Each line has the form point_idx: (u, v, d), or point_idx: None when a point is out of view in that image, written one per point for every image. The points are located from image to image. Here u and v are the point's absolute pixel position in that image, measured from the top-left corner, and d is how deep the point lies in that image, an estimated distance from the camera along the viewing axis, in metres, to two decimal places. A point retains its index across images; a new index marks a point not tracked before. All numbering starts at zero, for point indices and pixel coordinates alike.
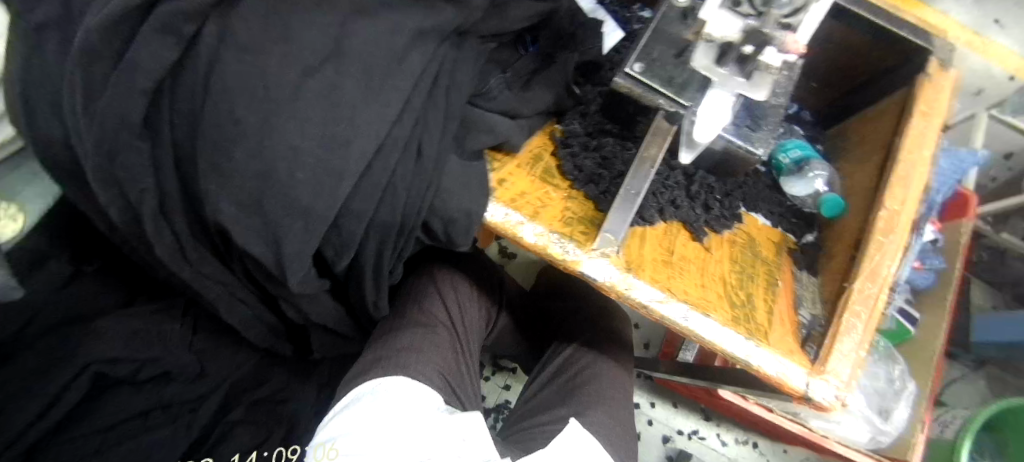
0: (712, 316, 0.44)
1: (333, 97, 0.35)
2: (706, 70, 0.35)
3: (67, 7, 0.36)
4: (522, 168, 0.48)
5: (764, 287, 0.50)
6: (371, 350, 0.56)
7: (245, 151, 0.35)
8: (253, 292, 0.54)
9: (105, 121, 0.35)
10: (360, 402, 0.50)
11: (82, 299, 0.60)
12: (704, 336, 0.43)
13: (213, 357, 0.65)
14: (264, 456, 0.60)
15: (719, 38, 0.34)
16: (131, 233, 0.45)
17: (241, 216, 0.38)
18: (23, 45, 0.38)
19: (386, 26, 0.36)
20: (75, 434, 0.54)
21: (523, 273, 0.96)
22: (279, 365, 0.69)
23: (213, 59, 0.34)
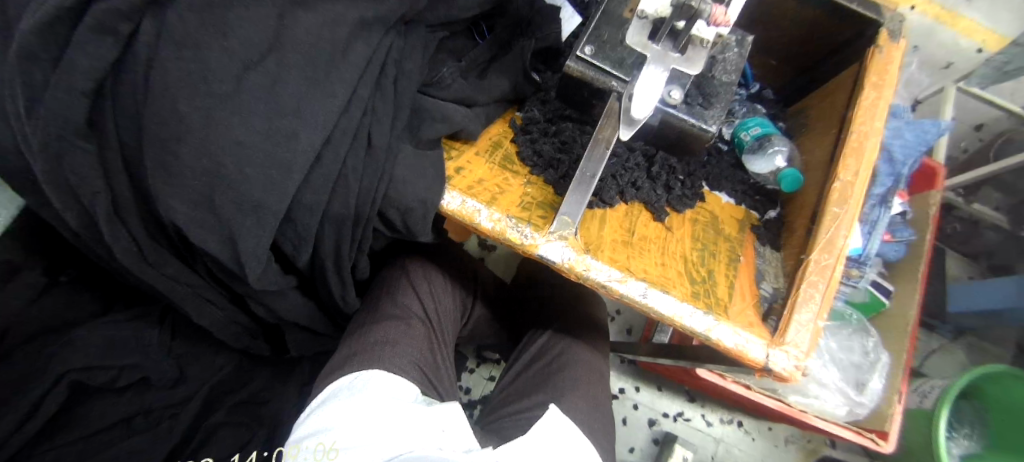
0: (671, 292, 0.44)
1: (276, 91, 0.35)
2: (640, 47, 0.36)
3: None
4: (481, 155, 0.48)
5: (725, 264, 0.51)
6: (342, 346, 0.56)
7: (191, 147, 0.35)
8: (221, 293, 0.54)
9: (48, 125, 0.35)
10: (341, 396, 0.50)
11: (58, 309, 0.59)
12: (663, 312, 0.43)
13: (193, 363, 0.65)
14: (264, 456, 0.61)
15: (653, 14, 0.35)
16: (89, 238, 0.45)
17: (192, 214, 0.37)
18: None
19: (326, 18, 0.36)
20: (55, 444, 0.54)
21: (502, 265, 0.96)
22: (261, 365, 0.70)
23: (151, 57, 0.34)
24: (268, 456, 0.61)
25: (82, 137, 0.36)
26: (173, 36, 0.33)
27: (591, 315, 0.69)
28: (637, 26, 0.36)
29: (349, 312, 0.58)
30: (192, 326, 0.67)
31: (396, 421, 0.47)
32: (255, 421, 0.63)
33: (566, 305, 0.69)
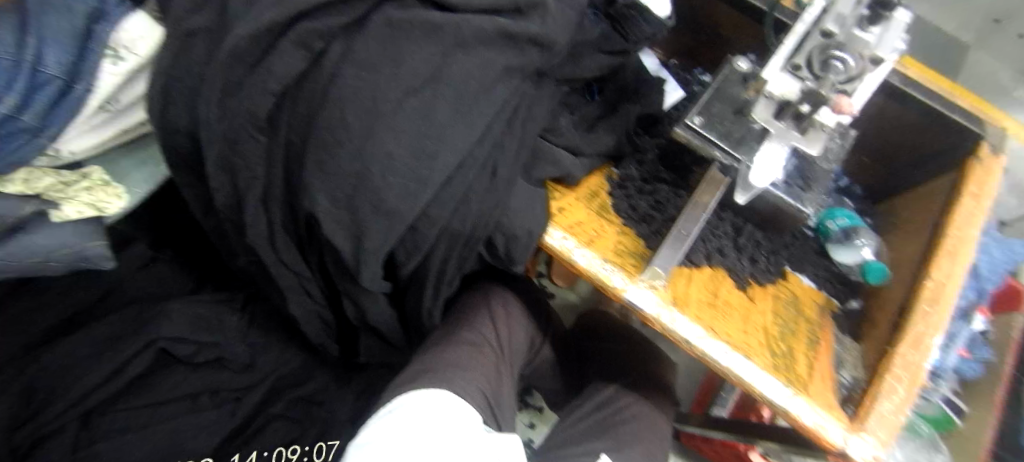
0: (752, 359, 0.45)
1: (428, 115, 0.40)
2: (765, 123, 0.40)
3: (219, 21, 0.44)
4: (580, 200, 0.51)
5: (803, 342, 0.51)
6: (418, 359, 0.59)
7: (347, 151, 0.40)
8: (321, 288, 0.59)
9: (237, 116, 0.42)
10: (388, 416, 0.51)
11: (155, 281, 0.70)
12: (742, 375, 0.45)
13: (265, 353, 0.71)
14: (263, 456, 0.63)
15: (778, 96, 0.39)
16: (229, 218, 0.51)
17: (333, 209, 0.43)
18: (174, 47, 0.45)
19: (479, 60, 0.41)
20: (131, 404, 0.61)
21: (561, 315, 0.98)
22: (324, 366, 0.73)
23: (334, 72, 0.40)
24: (266, 456, 0.63)
25: (258, 130, 0.43)
26: (356, 58, 0.39)
27: (656, 374, 0.70)
28: (765, 106, 0.40)
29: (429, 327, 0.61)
30: (271, 317, 0.73)
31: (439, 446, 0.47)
32: (306, 421, 0.67)
33: (633, 363, 0.71)
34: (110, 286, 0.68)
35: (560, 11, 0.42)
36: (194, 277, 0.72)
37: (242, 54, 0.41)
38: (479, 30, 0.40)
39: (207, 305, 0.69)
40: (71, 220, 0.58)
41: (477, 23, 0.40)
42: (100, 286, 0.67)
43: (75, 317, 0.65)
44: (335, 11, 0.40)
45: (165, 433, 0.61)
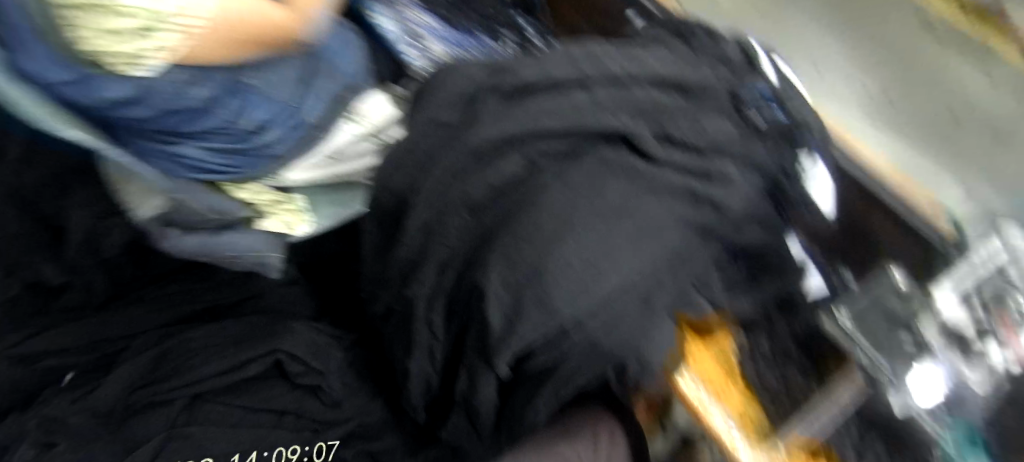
0: None
1: (608, 237, 0.46)
2: (933, 340, 0.44)
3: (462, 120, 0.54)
4: (714, 354, 0.55)
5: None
6: None
7: (533, 247, 0.47)
8: (445, 354, 0.64)
9: (455, 194, 0.52)
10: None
11: (288, 301, 0.96)
12: None
13: (352, 397, 0.88)
14: (263, 456, 0.81)
15: (948, 317, 0.45)
16: (403, 270, 0.60)
17: (500, 290, 0.49)
18: (418, 130, 0.56)
19: (664, 206, 0.47)
20: (233, 400, 0.83)
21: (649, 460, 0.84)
22: (395, 428, 0.88)
23: (543, 184, 0.49)
24: (265, 456, 0.81)
25: (465, 209, 0.52)
26: (566, 178, 0.48)
27: None
28: (933, 326, 0.44)
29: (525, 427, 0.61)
30: (364, 364, 0.92)
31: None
32: None
33: None
34: (255, 292, 0.94)
35: (743, 188, 0.49)
36: (310, 305, 0.98)
37: (479, 152, 0.51)
38: (671, 185, 0.47)
39: (324, 336, 0.92)
40: (265, 231, 0.74)
41: (672, 179, 0.47)
42: (243, 291, 0.93)
43: (218, 308, 0.92)
44: (562, 140, 0.50)
45: (250, 434, 0.81)
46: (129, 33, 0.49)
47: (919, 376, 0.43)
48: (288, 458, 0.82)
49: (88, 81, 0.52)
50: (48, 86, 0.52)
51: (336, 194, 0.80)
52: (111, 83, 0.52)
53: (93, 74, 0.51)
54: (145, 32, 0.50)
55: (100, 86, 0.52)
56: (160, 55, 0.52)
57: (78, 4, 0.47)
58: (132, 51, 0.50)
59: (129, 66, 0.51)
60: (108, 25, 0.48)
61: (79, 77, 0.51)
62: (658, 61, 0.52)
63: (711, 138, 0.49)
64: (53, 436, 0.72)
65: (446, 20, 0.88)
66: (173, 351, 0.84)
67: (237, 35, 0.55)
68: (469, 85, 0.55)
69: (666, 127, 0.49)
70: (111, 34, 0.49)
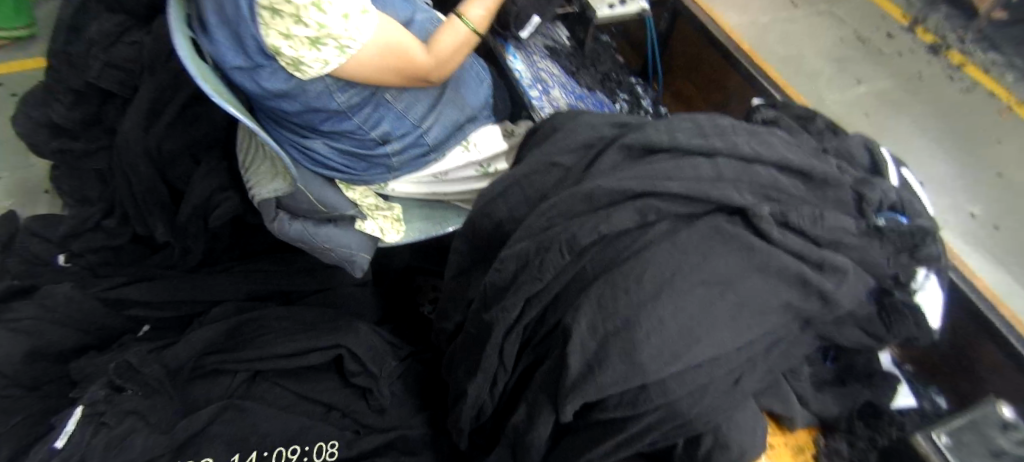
0: None
1: (708, 305, 0.46)
2: None
3: (582, 172, 0.59)
4: (789, 447, 0.54)
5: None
6: None
7: (629, 300, 0.48)
8: (507, 385, 0.63)
9: (560, 233, 0.54)
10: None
11: (357, 300, 0.99)
12: None
13: (395, 410, 0.87)
14: (263, 456, 0.78)
15: None
16: (488, 295, 0.61)
17: (586, 335, 0.49)
18: (536, 167, 0.62)
19: (770, 287, 0.47)
20: (287, 385, 0.85)
21: None
22: (429, 448, 0.83)
23: (650, 242, 0.50)
24: (265, 456, 0.78)
25: (565, 247, 0.52)
26: (676, 240, 0.49)
27: None
28: None
29: None
30: (415, 377, 0.91)
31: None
32: None
33: None
34: (330, 286, 0.99)
35: (854, 284, 0.48)
36: (377, 309, 1.01)
37: (593, 198, 0.53)
38: (782, 267, 0.47)
39: (384, 342, 0.93)
40: (361, 232, 0.76)
41: (786, 262, 0.47)
42: (319, 282, 0.99)
43: (292, 294, 0.98)
44: (678, 202, 0.50)
45: (296, 423, 0.82)
46: (301, 42, 0.54)
47: None
48: (288, 458, 0.79)
49: (257, 71, 0.58)
50: (224, 69, 0.59)
51: (436, 211, 0.84)
52: (276, 77, 0.59)
53: (263, 66, 0.58)
54: (313, 44, 0.55)
55: (267, 78, 0.59)
56: (317, 68, 0.57)
57: (265, 7, 0.52)
58: (296, 58, 0.56)
59: (293, 69, 0.57)
60: (285, 30, 0.53)
61: (250, 66, 0.58)
62: (785, 146, 0.53)
63: (827, 229, 0.49)
64: (126, 381, 0.79)
65: (568, 71, 0.93)
66: (246, 325, 0.90)
67: (380, 66, 0.62)
68: (594, 137, 0.62)
69: (785, 210, 0.49)
70: (285, 39, 0.54)
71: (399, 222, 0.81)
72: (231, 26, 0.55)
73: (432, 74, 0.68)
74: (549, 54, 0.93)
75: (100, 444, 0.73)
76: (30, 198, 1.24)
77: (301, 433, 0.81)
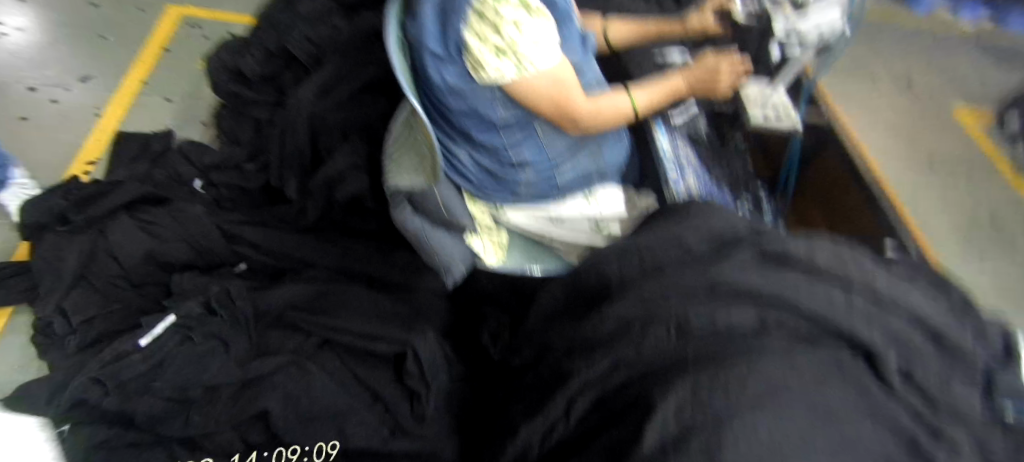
0: None
1: (809, 437, 0.45)
2: None
3: (696, 257, 0.62)
4: None
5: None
6: None
7: (726, 398, 0.47)
8: (563, 441, 0.61)
9: (671, 311, 0.56)
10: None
11: (430, 305, 0.98)
12: None
13: (429, 426, 0.84)
14: (264, 455, 0.80)
15: None
16: (574, 344, 0.63)
17: (670, 417, 0.49)
18: (660, 240, 0.65)
19: (882, 440, 0.46)
20: (343, 362, 0.89)
21: None
22: None
23: (764, 348, 0.50)
24: (265, 455, 0.80)
25: (673, 328, 0.54)
26: (793, 359, 0.49)
27: None
28: None
29: None
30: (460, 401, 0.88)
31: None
32: None
33: None
34: (410, 285, 1.00)
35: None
36: (447, 322, 0.97)
37: (716, 288, 0.56)
38: (900, 423, 0.47)
39: (446, 355, 0.92)
40: (468, 247, 0.84)
41: (901, 418, 0.47)
42: (403, 279, 1.00)
43: (376, 281, 1.01)
44: (808, 322, 0.52)
45: (343, 401, 0.85)
46: (492, 48, 0.60)
47: None
48: (288, 456, 0.80)
49: (447, 63, 0.64)
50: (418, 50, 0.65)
51: (539, 253, 0.88)
52: (459, 73, 0.65)
53: (454, 61, 0.64)
54: (500, 52, 0.61)
55: (452, 72, 0.65)
56: (494, 75, 0.63)
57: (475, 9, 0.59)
58: (481, 61, 0.62)
59: (475, 69, 0.63)
60: (483, 33, 0.60)
61: (445, 56, 0.63)
62: (927, 302, 0.55)
63: (957, 402, 0.48)
64: (220, 306, 0.88)
65: (705, 163, 0.95)
66: (333, 292, 0.96)
67: (544, 97, 0.67)
68: (725, 232, 0.65)
69: (913, 365, 0.50)
70: (480, 41, 0.60)
71: (499, 252, 0.86)
72: (445, 15, 0.61)
73: (586, 122, 0.73)
74: (688, 142, 0.96)
75: (181, 355, 0.82)
76: (188, 123, 1.39)
77: (345, 412, 0.84)
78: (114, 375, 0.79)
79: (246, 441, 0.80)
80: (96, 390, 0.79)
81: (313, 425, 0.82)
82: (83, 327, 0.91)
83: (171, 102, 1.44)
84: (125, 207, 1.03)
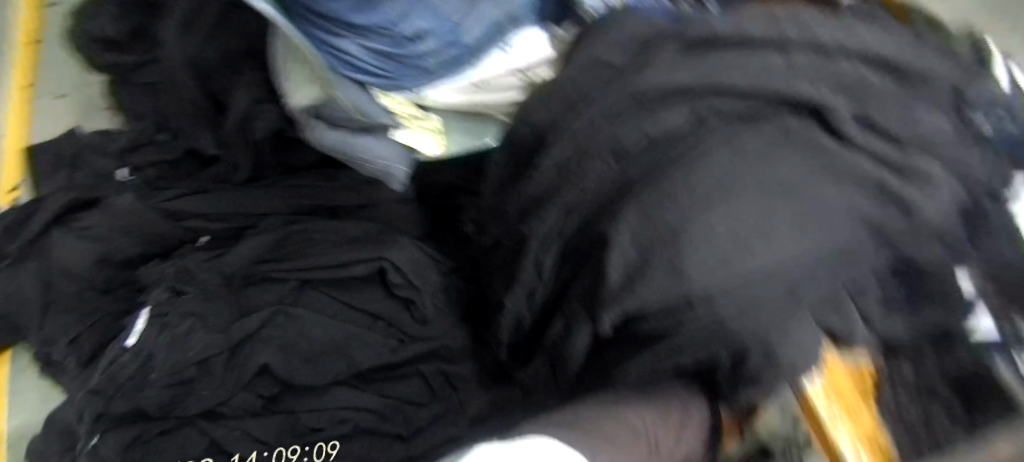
0: None
1: (767, 220, 0.43)
2: None
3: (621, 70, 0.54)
4: (846, 374, 0.47)
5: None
6: (566, 415, 0.53)
7: (676, 207, 0.44)
8: (545, 299, 0.62)
9: (605, 135, 0.51)
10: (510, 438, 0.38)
11: (396, 215, 0.95)
12: None
13: (436, 323, 0.88)
14: (264, 455, 0.78)
15: None
16: (523, 207, 0.60)
17: (628, 246, 0.47)
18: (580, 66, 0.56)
19: (841, 196, 0.44)
20: (329, 295, 0.88)
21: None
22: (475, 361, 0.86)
23: (705, 142, 0.46)
24: (266, 456, 0.78)
25: (611, 155, 0.50)
26: (739, 144, 0.45)
27: None
28: None
29: (619, 382, 0.56)
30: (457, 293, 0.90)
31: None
32: (434, 397, 0.84)
33: None
34: (370, 201, 0.97)
35: (944, 195, 0.44)
36: (421, 224, 0.96)
37: (643, 96, 0.50)
38: (862, 172, 0.44)
39: (427, 254, 0.91)
40: (399, 143, 0.77)
41: (862, 165, 0.44)
42: (360, 199, 0.97)
43: (336, 209, 0.97)
44: (744, 100, 0.48)
45: (339, 332, 0.84)
46: None
47: None
48: (288, 458, 0.78)
49: None
50: None
51: (481, 127, 0.79)
52: None
53: None
54: None
55: None
56: None
57: None
58: None
59: None
60: None
61: None
62: (873, 32, 0.49)
63: (918, 131, 0.46)
64: (186, 285, 0.86)
65: None
66: (294, 232, 0.92)
67: None
68: (644, 32, 0.56)
69: (866, 108, 0.46)
70: None
71: (439, 135, 0.78)
72: None
73: None
74: None
75: (164, 341, 0.81)
76: (93, 115, 1.27)
77: (346, 340, 0.84)
78: (111, 379, 0.79)
79: (260, 395, 0.81)
80: (99, 401, 0.78)
81: (318, 363, 0.82)
82: (71, 348, 0.91)
83: (62, 97, 1.29)
84: (58, 220, 0.98)
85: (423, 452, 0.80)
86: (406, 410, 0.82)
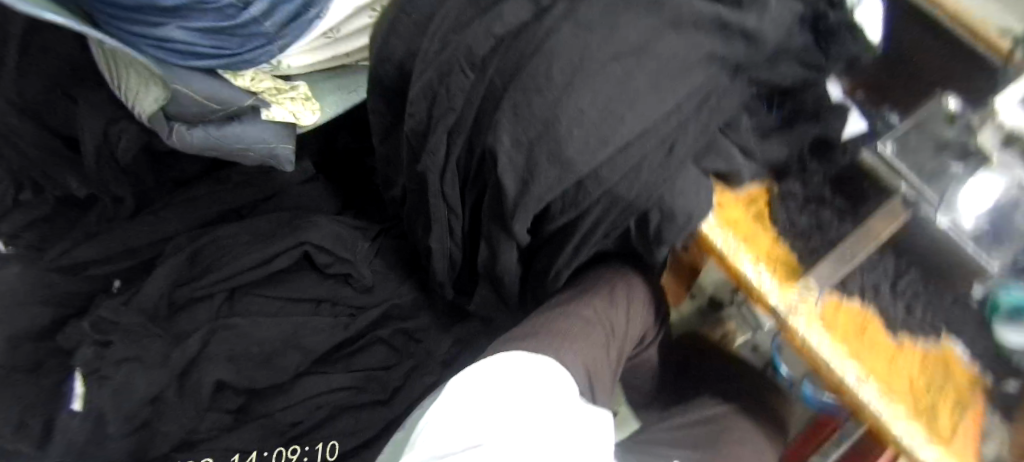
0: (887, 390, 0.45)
1: (626, 82, 0.44)
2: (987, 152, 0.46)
3: None
4: (740, 202, 0.54)
5: (785, 329, 0.49)
6: (524, 327, 0.55)
7: (543, 99, 0.45)
8: (464, 228, 0.62)
9: (458, 50, 0.51)
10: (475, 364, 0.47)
11: (309, 197, 0.96)
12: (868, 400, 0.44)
13: (382, 284, 0.89)
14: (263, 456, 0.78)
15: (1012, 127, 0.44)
16: (414, 147, 0.59)
17: (512, 151, 0.48)
18: None
19: (688, 41, 0.45)
20: (265, 293, 0.86)
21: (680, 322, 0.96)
22: (428, 308, 0.89)
23: (551, 28, 0.46)
24: (266, 456, 0.78)
25: (469, 66, 0.50)
26: (577, 18, 0.45)
27: (767, 402, 0.73)
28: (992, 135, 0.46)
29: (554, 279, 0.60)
30: (392, 252, 0.91)
31: (515, 405, 0.41)
32: (403, 353, 0.85)
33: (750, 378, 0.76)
34: (275, 191, 0.95)
35: (777, 11, 0.45)
36: (334, 198, 0.97)
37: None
38: (696, 14, 0.44)
39: (350, 225, 0.92)
40: (273, 121, 0.72)
41: (697, 6, 0.44)
42: (263, 193, 0.94)
43: (244, 209, 0.94)
44: None
45: (287, 327, 0.83)
46: None
47: (970, 190, 0.46)
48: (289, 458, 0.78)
49: None
50: None
51: (349, 79, 0.78)
52: None
53: None
54: None
55: None
56: None
57: None
58: None
59: None
60: None
61: None
62: None
63: None
64: (108, 334, 0.79)
65: None
66: (206, 244, 0.88)
67: None
68: None
69: None
70: None
71: (311, 102, 0.74)
72: None
73: None
74: None
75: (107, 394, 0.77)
76: None
77: (297, 331, 0.83)
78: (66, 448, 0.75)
79: (227, 410, 0.81)
80: None
81: (274, 361, 0.81)
82: None
83: None
84: None
85: (405, 407, 0.81)
86: (378, 376, 0.83)
